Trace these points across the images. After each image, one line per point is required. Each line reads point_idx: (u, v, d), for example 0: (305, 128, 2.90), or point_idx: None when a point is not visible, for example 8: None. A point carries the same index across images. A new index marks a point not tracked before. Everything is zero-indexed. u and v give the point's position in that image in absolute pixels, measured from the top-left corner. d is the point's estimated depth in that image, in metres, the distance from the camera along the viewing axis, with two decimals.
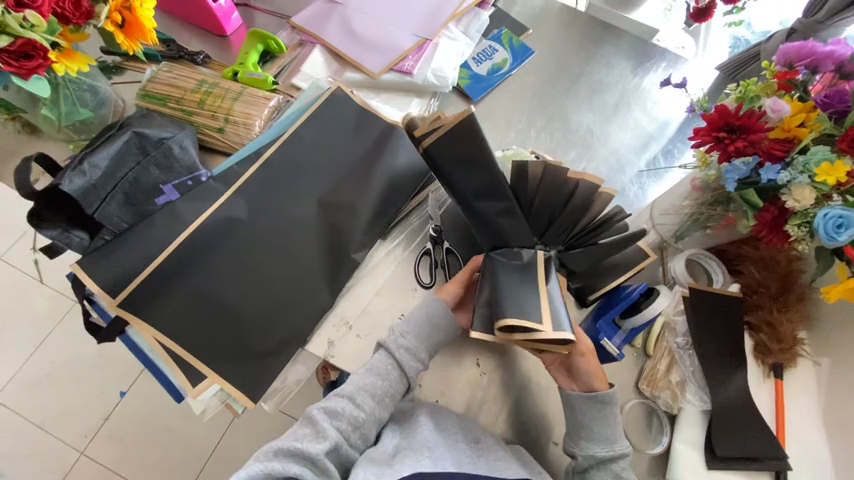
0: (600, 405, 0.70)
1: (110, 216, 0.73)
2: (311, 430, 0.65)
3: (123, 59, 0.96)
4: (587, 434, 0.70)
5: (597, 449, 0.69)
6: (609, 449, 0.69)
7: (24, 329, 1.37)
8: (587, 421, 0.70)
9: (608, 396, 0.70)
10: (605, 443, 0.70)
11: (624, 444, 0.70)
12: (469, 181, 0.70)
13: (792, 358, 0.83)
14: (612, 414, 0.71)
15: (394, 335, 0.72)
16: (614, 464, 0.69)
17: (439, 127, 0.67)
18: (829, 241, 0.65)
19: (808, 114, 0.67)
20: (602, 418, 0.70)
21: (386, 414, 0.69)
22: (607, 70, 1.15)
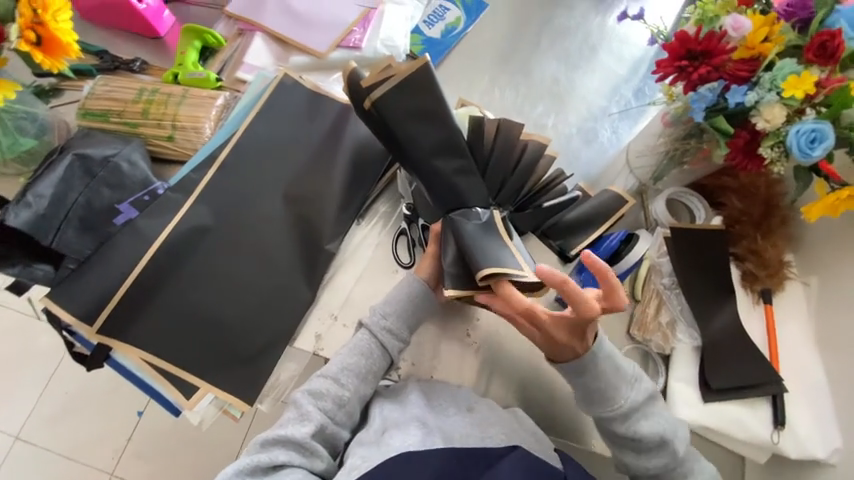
0: (576, 372, 0.64)
1: (69, 244, 0.71)
2: (296, 414, 0.66)
3: (59, 80, 0.90)
4: (597, 400, 0.65)
5: (598, 411, 0.66)
6: (607, 411, 0.65)
7: (32, 364, 1.38)
8: (593, 391, 0.65)
9: (580, 364, 0.64)
10: (606, 404, 0.65)
11: (627, 399, 0.65)
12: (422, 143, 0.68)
13: (781, 282, 0.82)
14: (587, 384, 0.65)
15: (375, 316, 0.71)
16: (609, 421, 0.66)
17: (389, 77, 0.66)
18: (803, 158, 0.63)
19: (771, 27, 0.63)
20: (577, 387, 0.65)
21: (371, 390, 0.70)
22: (568, 13, 1.10)
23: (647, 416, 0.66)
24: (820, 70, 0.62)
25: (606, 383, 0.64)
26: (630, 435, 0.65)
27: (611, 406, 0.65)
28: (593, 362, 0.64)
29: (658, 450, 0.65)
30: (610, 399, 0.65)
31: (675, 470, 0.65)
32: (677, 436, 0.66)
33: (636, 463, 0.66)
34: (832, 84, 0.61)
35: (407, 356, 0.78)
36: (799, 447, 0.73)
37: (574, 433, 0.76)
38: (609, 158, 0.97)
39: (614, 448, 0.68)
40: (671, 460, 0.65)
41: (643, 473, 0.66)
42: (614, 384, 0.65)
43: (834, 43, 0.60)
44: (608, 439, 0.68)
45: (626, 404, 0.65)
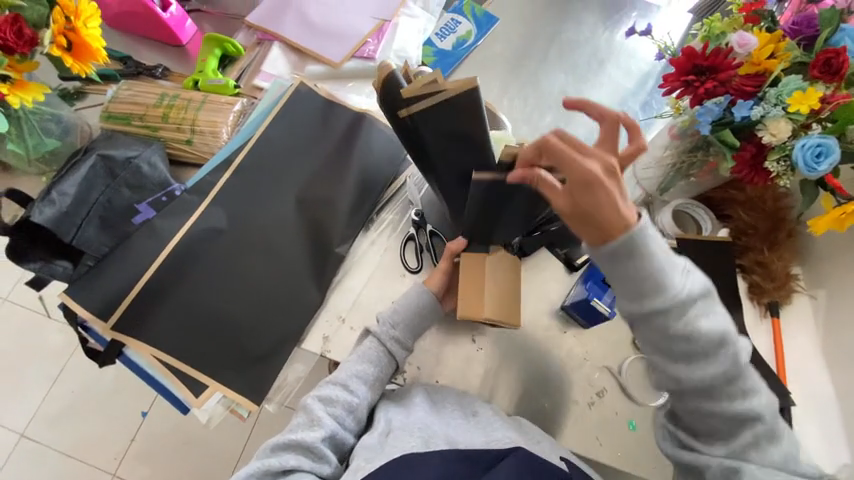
0: (628, 254, 0.51)
1: (89, 241, 0.73)
2: (306, 419, 0.67)
3: (84, 84, 0.94)
4: (645, 290, 0.52)
5: (644, 305, 0.53)
6: (648, 305, 0.53)
7: (41, 361, 1.40)
8: (644, 274, 0.51)
9: (630, 241, 0.50)
10: (653, 295, 0.52)
11: (680, 284, 0.53)
12: (450, 163, 0.68)
13: (788, 295, 0.82)
14: (636, 267, 0.51)
15: (384, 326, 0.72)
16: (658, 320, 0.53)
17: (436, 94, 0.61)
18: (809, 173, 0.64)
19: (777, 45, 0.65)
20: (622, 274, 0.52)
21: (377, 395, 0.70)
22: (577, 28, 1.12)
23: (705, 313, 0.54)
24: (826, 86, 0.63)
25: (658, 265, 0.52)
26: (684, 337, 0.53)
27: (663, 297, 0.52)
28: (643, 237, 0.50)
29: (714, 357, 0.54)
30: (665, 286, 0.52)
31: (733, 383, 0.54)
32: (735, 338, 0.55)
33: (687, 376, 0.55)
34: (837, 99, 0.62)
35: (413, 360, 0.79)
36: None
37: (580, 444, 0.75)
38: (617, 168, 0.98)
39: (658, 357, 0.56)
40: (729, 369, 0.54)
41: (693, 387, 0.55)
42: (667, 269, 0.52)
43: (839, 60, 0.61)
44: (653, 345, 0.56)
45: (679, 294, 0.53)
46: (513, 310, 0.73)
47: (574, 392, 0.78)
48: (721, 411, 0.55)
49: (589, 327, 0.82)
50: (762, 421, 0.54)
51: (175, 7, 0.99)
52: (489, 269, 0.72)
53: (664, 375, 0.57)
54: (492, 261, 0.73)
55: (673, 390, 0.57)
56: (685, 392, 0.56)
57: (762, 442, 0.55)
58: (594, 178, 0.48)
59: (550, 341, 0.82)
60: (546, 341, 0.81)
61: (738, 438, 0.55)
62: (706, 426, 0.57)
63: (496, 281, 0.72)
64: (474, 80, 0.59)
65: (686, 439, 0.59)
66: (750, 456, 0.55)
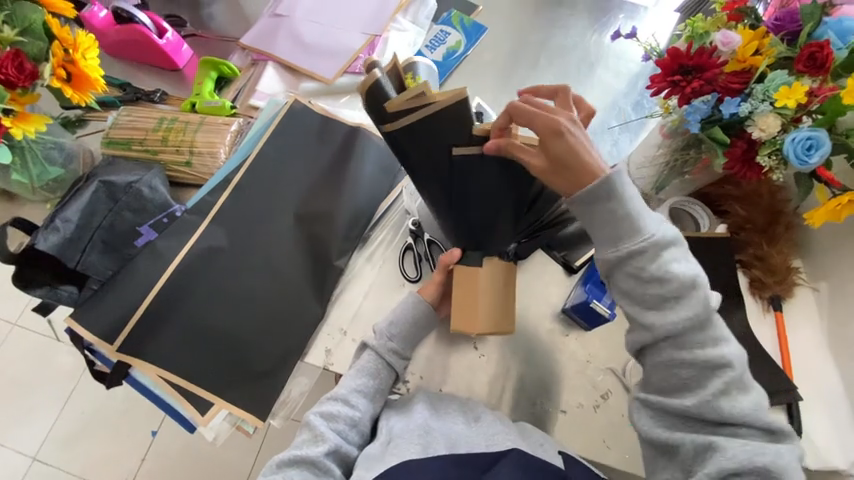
0: (603, 197, 0.57)
1: (93, 266, 0.74)
2: (310, 435, 0.67)
3: (85, 111, 0.97)
4: (616, 232, 0.58)
5: (614, 249, 0.58)
6: (620, 249, 0.57)
7: (51, 385, 1.41)
8: (621, 215, 0.57)
9: (608, 185, 0.56)
10: (621, 239, 0.58)
11: (654, 230, 0.58)
12: (432, 174, 0.66)
13: (789, 288, 0.82)
14: (612, 210, 0.57)
15: (381, 338, 0.73)
16: (632, 263, 0.57)
17: (422, 108, 0.60)
18: (801, 166, 0.64)
19: (761, 41, 0.66)
20: (602, 218, 0.58)
21: (379, 406, 0.71)
22: (565, 32, 1.14)
23: (678, 259, 0.58)
24: (812, 79, 0.64)
25: (630, 210, 0.57)
26: (657, 279, 0.57)
27: (639, 239, 0.57)
28: (618, 180, 0.56)
29: (686, 300, 0.57)
30: (637, 228, 0.57)
31: (701, 328, 0.57)
32: (706, 284, 0.58)
33: (661, 321, 0.57)
34: (824, 92, 0.62)
35: (416, 370, 0.79)
36: (817, 457, 0.72)
37: (586, 447, 0.75)
38: None
39: (634, 305, 0.59)
40: (700, 313, 0.57)
41: (666, 333, 0.57)
42: (638, 212, 0.57)
43: (823, 54, 0.62)
44: (629, 292, 0.59)
45: (654, 238, 0.57)
46: (509, 317, 0.72)
47: (578, 395, 0.78)
48: (692, 359, 0.57)
49: (590, 329, 0.82)
50: (733, 369, 0.56)
51: (171, 33, 1.02)
52: (480, 281, 0.70)
53: (638, 324, 0.60)
54: (484, 273, 0.70)
55: (648, 342, 0.59)
56: (660, 341, 0.58)
57: (731, 391, 0.56)
58: (559, 127, 0.56)
59: (552, 345, 0.82)
60: (548, 346, 0.81)
61: (708, 386, 0.57)
62: (677, 379, 0.58)
63: (490, 292, 0.70)
64: (464, 91, 0.59)
65: (658, 399, 0.60)
66: (721, 404, 0.56)
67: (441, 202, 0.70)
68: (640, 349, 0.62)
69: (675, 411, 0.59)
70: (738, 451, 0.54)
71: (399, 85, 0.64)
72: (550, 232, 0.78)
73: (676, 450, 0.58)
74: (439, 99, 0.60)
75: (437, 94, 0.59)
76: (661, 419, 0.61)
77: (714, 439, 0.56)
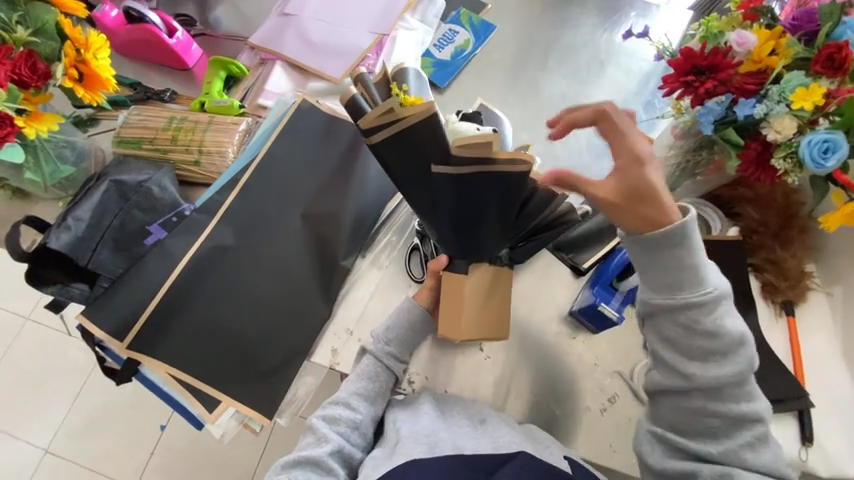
0: (672, 243, 0.57)
1: (104, 264, 0.75)
2: (314, 437, 0.68)
3: (96, 110, 0.98)
4: (675, 286, 0.58)
5: (669, 300, 0.59)
6: (675, 298, 0.58)
7: (62, 378, 1.44)
8: (686, 265, 0.57)
9: (675, 233, 0.57)
10: (674, 292, 0.59)
11: (713, 289, 0.58)
12: (418, 185, 0.65)
13: (802, 293, 0.80)
14: (680, 258, 0.58)
15: (379, 343, 0.73)
16: (688, 314, 0.58)
17: (394, 124, 0.59)
18: (817, 169, 0.62)
19: (777, 41, 0.65)
20: (665, 265, 0.58)
21: (381, 408, 0.72)
22: (575, 31, 1.13)
23: (729, 316, 0.59)
24: (829, 81, 0.62)
25: (693, 264, 0.58)
26: (710, 333, 0.57)
27: (700, 292, 0.58)
28: (686, 231, 0.57)
29: (732, 357, 0.58)
30: (699, 284, 0.57)
31: (741, 386, 0.58)
32: (753, 344, 0.59)
33: (702, 373, 0.58)
34: (843, 94, 0.61)
35: (421, 371, 0.79)
36: (828, 465, 0.71)
37: (593, 450, 0.74)
38: None
39: (676, 352, 0.60)
40: (745, 371, 0.58)
41: (705, 385, 0.58)
42: (700, 269, 0.58)
43: (842, 55, 0.60)
44: (674, 339, 0.60)
45: (713, 294, 0.58)
46: (499, 323, 0.72)
47: (585, 398, 0.78)
48: (726, 411, 0.58)
49: (598, 332, 0.81)
50: (764, 424, 0.58)
51: (181, 32, 1.02)
52: (466, 289, 0.69)
53: (675, 370, 0.60)
54: (469, 280, 0.70)
55: (680, 387, 0.60)
56: (696, 389, 0.59)
57: (757, 444, 0.57)
58: (641, 155, 0.56)
59: (559, 347, 0.81)
60: (555, 349, 0.81)
61: (736, 437, 0.58)
62: (704, 426, 0.59)
63: (476, 300, 0.70)
64: (431, 107, 0.58)
65: (674, 437, 0.60)
66: (745, 455, 0.57)
67: (424, 210, 0.69)
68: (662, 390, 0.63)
69: (691, 453, 0.60)
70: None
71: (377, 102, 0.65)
72: (549, 236, 0.75)
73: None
74: (411, 113, 0.58)
75: (405, 110, 0.58)
76: (675, 454, 0.61)
77: (732, 473, 0.56)
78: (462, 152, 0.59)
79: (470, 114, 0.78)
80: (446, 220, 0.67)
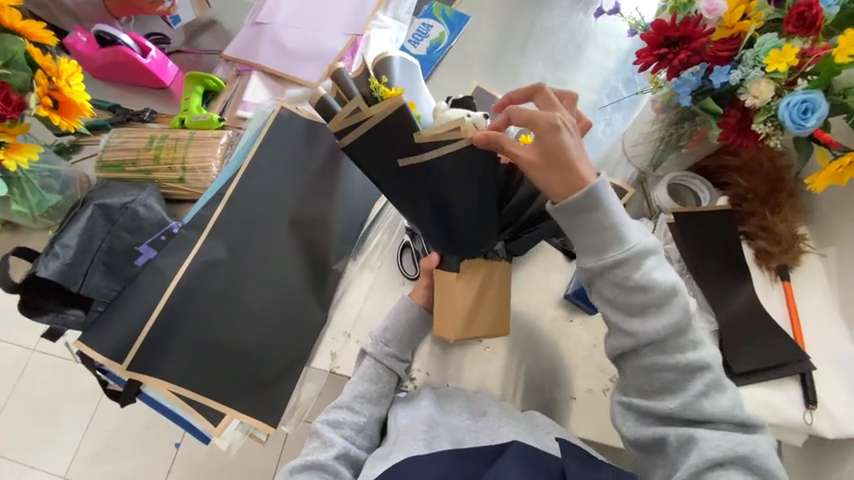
0: (589, 207, 0.56)
1: (97, 288, 0.76)
2: (319, 442, 0.67)
3: (78, 136, 0.98)
4: (596, 243, 0.57)
5: (593, 259, 0.58)
6: (601, 257, 0.57)
7: (74, 407, 1.44)
8: (607, 223, 0.56)
9: (593, 194, 0.55)
10: (598, 250, 0.57)
11: (636, 237, 0.57)
12: (398, 188, 0.66)
13: (796, 256, 0.80)
14: (598, 221, 0.56)
15: (377, 345, 0.74)
16: (619, 271, 0.57)
17: (361, 125, 0.61)
18: (798, 130, 0.62)
19: (748, 5, 0.63)
20: (588, 230, 0.57)
21: (384, 409, 0.72)
22: (550, 14, 1.12)
23: (659, 266, 0.58)
24: (803, 40, 0.62)
25: (616, 223, 0.56)
26: (641, 288, 0.56)
27: (622, 249, 0.57)
28: (603, 192, 0.56)
29: (667, 307, 0.57)
30: (621, 238, 0.57)
31: (682, 333, 0.57)
32: (685, 291, 0.58)
33: (643, 329, 0.57)
34: (816, 52, 0.61)
35: (422, 367, 0.79)
36: (834, 425, 0.71)
37: (598, 431, 0.75)
38: (603, 149, 0.96)
39: (617, 312, 0.59)
40: (682, 319, 0.57)
41: (649, 339, 0.57)
42: (622, 224, 0.57)
43: (812, 12, 0.59)
44: (612, 299, 0.59)
45: (637, 247, 0.57)
46: (496, 321, 0.70)
47: (587, 380, 0.78)
48: (674, 363, 0.57)
49: (594, 313, 0.81)
50: (712, 370, 0.57)
51: (155, 51, 1.02)
52: (459, 289, 0.67)
53: (619, 329, 0.60)
54: (462, 278, 0.68)
55: (629, 348, 0.59)
56: (641, 347, 0.58)
57: (711, 391, 0.57)
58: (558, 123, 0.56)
59: (557, 332, 0.81)
60: (553, 334, 0.81)
61: (690, 388, 0.57)
62: (659, 382, 0.58)
63: (471, 298, 0.68)
64: (397, 101, 0.60)
65: (641, 402, 0.60)
66: (703, 405, 0.56)
67: (408, 212, 0.68)
68: (619, 355, 0.62)
69: (658, 414, 0.59)
70: (720, 441, 0.54)
71: (353, 95, 0.64)
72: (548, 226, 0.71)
73: (662, 447, 0.58)
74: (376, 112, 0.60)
75: (370, 109, 0.60)
76: (645, 420, 0.60)
77: (695, 435, 0.55)
78: (428, 139, 0.61)
79: (460, 99, 0.75)
80: (430, 218, 0.67)
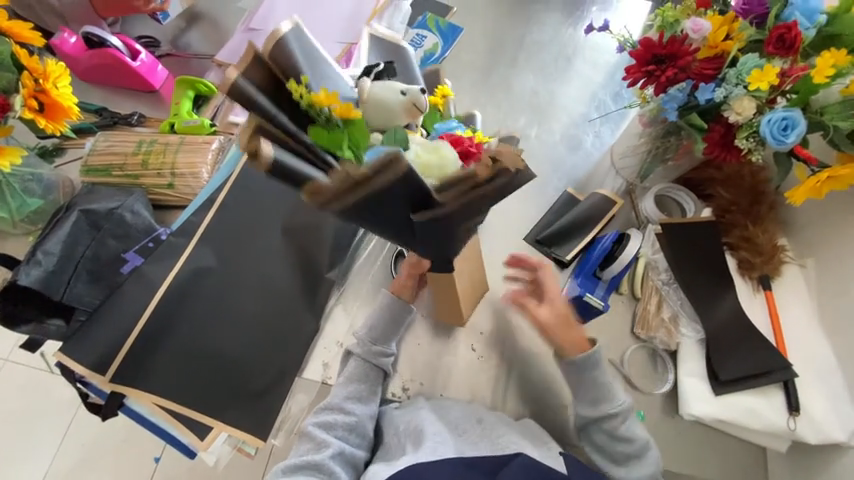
0: (591, 366, 0.69)
1: (80, 297, 0.73)
2: (313, 443, 0.68)
3: (62, 140, 0.96)
4: (591, 400, 0.70)
5: (587, 410, 0.70)
6: (597, 410, 0.69)
7: (50, 419, 1.38)
8: (598, 381, 0.69)
9: (592, 357, 0.69)
10: (593, 403, 0.69)
11: (620, 401, 0.69)
12: (392, 228, 0.54)
13: (777, 267, 0.83)
14: (595, 378, 0.69)
15: (363, 344, 0.74)
16: (608, 423, 0.68)
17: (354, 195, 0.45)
18: (779, 146, 0.64)
19: (731, 26, 0.67)
20: (587, 383, 0.70)
21: (374, 405, 0.73)
22: (540, 28, 1.15)
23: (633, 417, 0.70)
24: (783, 60, 0.65)
25: (606, 379, 0.70)
26: (628, 439, 0.67)
27: (612, 404, 0.69)
28: (596, 358, 0.69)
29: (645, 458, 0.67)
30: (608, 396, 0.69)
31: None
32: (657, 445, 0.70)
33: (626, 476, 0.67)
34: (796, 72, 0.63)
35: (415, 377, 0.78)
36: (817, 431, 0.73)
37: None
38: (592, 160, 0.99)
39: (606, 459, 0.69)
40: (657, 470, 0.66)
41: None
42: (609, 386, 0.70)
43: (792, 35, 0.62)
44: (601, 446, 0.69)
45: (623, 405, 0.69)
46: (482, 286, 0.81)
47: None
48: None
49: (586, 322, 0.83)
50: None
51: (145, 54, 1.01)
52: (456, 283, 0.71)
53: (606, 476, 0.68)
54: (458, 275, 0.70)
55: None
56: None
57: None
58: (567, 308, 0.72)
59: None
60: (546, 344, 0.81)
61: None
62: None
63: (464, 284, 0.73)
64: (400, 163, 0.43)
65: None
66: None
67: (389, 233, 0.56)
68: None
69: None
70: None
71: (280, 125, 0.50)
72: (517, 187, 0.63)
73: None
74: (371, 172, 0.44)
75: (367, 173, 0.43)
76: None
77: None
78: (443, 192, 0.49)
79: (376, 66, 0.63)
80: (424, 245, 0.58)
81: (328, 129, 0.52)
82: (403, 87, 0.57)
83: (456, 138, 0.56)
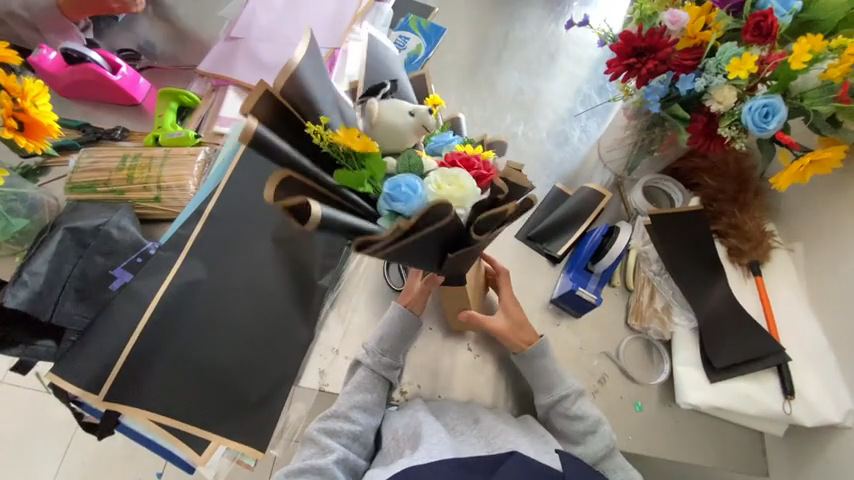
0: (539, 354, 0.72)
1: (68, 316, 0.73)
2: (317, 448, 0.68)
3: (45, 158, 0.95)
4: (537, 384, 0.72)
5: (541, 397, 0.72)
6: (550, 396, 0.71)
7: (49, 439, 1.37)
8: (545, 366, 0.72)
9: (542, 346, 0.72)
10: (547, 390, 0.72)
11: (565, 386, 0.71)
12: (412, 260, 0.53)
13: (766, 252, 0.84)
14: (546, 364, 0.72)
15: (373, 355, 0.73)
16: (561, 406, 0.71)
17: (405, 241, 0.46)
18: (761, 133, 0.65)
19: (708, 15, 0.67)
20: (536, 371, 0.72)
21: (376, 418, 0.72)
22: (522, 25, 1.15)
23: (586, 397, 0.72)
24: (760, 48, 0.65)
25: (555, 366, 0.73)
26: (579, 417, 0.69)
27: (562, 387, 0.71)
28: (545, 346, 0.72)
29: (599, 432, 0.69)
30: (554, 383, 0.72)
31: (613, 457, 0.68)
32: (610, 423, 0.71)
33: (585, 452, 0.68)
34: (774, 59, 0.64)
35: (413, 380, 0.78)
36: (812, 414, 0.73)
37: None
38: (579, 155, 0.99)
39: (565, 441, 0.71)
40: (611, 442, 0.69)
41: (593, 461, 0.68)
42: (558, 372, 0.72)
43: (768, 23, 0.62)
44: (560, 431, 0.71)
45: (570, 388, 0.71)
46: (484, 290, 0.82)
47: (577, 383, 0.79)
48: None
49: (581, 315, 0.83)
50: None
51: (126, 67, 1.00)
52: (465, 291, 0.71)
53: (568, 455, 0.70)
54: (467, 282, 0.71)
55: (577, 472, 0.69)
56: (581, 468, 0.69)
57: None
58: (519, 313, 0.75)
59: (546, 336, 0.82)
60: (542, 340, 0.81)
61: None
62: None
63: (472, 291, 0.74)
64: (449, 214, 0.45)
65: None
66: None
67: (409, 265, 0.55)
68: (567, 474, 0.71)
69: None
70: None
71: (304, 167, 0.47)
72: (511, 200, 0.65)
73: None
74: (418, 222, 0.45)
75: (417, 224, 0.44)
76: None
77: None
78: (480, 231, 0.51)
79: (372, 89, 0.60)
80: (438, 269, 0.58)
81: (349, 167, 0.49)
82: (411, 108, 0.53)
83: (466, 159, 0.52)
